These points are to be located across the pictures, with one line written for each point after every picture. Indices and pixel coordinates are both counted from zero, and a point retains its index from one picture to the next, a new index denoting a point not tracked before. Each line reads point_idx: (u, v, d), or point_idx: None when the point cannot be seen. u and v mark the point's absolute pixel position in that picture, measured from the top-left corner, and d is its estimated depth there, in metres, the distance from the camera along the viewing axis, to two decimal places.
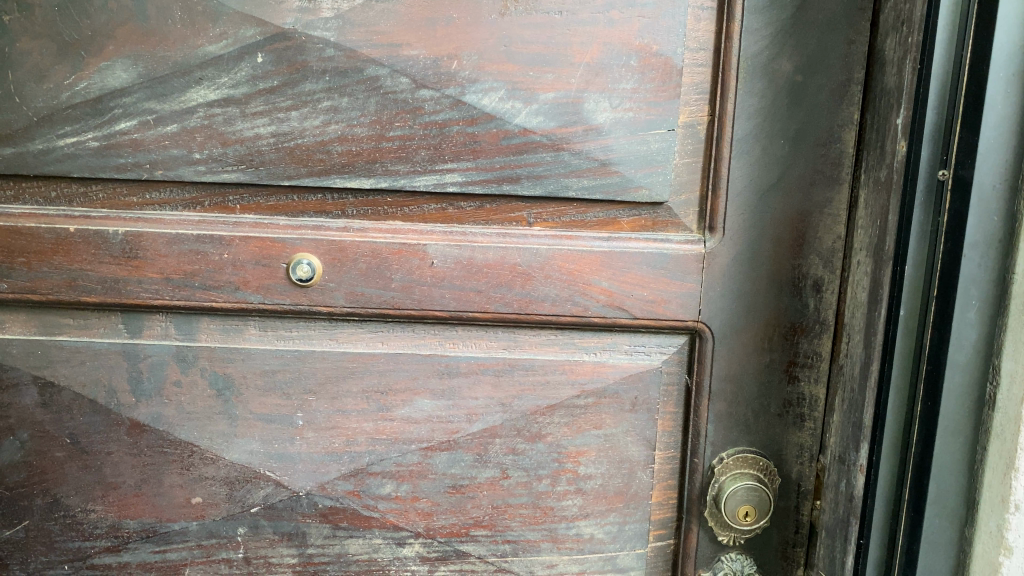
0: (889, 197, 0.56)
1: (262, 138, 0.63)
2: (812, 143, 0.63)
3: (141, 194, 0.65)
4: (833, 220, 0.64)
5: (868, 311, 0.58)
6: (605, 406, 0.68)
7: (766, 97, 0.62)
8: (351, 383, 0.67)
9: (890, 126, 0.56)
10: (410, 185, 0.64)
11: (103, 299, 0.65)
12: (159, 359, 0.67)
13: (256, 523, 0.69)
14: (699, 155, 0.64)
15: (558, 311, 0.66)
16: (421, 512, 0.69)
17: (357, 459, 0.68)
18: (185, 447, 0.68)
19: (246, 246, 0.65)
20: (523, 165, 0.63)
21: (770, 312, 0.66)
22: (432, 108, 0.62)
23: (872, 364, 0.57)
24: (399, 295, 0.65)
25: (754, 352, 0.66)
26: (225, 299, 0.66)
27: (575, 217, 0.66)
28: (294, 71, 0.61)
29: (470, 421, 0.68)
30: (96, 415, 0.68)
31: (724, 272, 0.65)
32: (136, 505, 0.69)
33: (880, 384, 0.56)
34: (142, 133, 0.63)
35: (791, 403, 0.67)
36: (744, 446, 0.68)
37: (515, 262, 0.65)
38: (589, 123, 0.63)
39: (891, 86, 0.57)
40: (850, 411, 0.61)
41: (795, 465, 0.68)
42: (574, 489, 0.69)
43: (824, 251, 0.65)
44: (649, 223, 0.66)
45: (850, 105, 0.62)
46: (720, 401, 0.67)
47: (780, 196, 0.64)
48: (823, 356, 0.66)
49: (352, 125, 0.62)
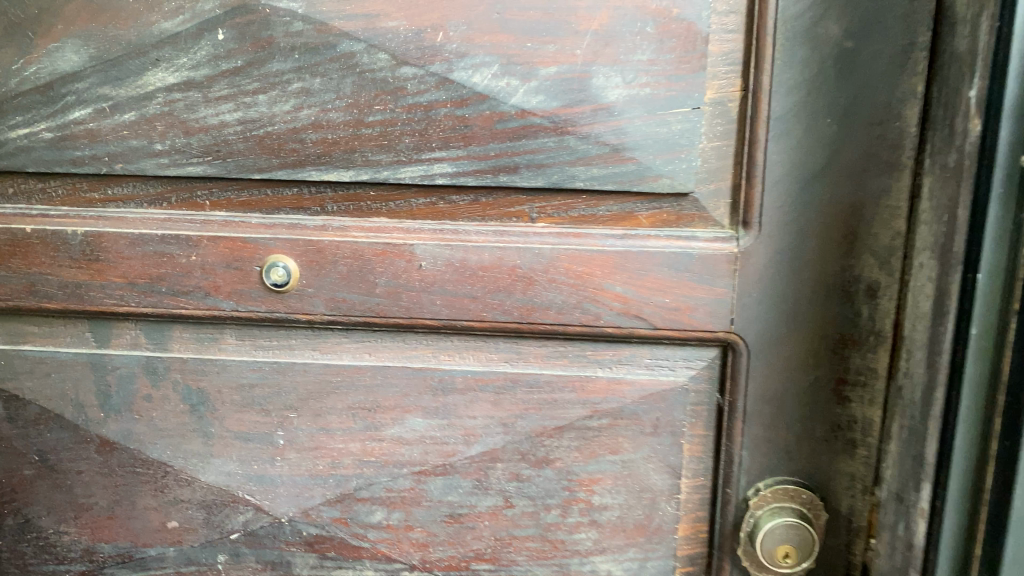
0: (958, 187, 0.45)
1: (228, 126, 0.56)
2: (864, 122, 0.53)
3: (103, 189, 0.59)
4: (891, 214, 0.53)
5: (931, 325, 0.48)
6: (621, 428, 0.59)
7: (809, 68, 0.52)
8: (335, 399, 0.60)
9: (959, 99, 0.46)
10: (394, 177, 0.56)
11: (65, 306, 0.60)
12: (128, 370, 0.61)
13: (237, 551, 0.63)
14: (731, 137, 0.54)
15: (566, 320, 0.57)
16: (416, 543, 0.62)
17: (343, 483, 0.61)
18: (158, 468, 0.62)
19: (215, 247, 0.58)
20: (522, 152, 0.55)
21: (815, 321, 0.56)
22: (415, 88, 0.54)
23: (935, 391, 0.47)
24: (385, 302, 0.58)
25: (796, 368, 0.57)
26: (195, 306, 0.59)
27: (583, 212, 0.57)
28: (260, 48, 0.54)
29: (468, 443, 0.60)
30: (64, 431, 0.62)
31: (759, 275, 0.55)
32: (110, 528, 0.64)
33: (944, 416, 0.46)
34: (99, 123, 0.56)
35: (840, 427, 0.58)
36: (784, 475, 0.59)
37: (515, 264, 0.57)
38: (598, 102, 0.54)
39: (962, 51, 0.46)
40: (909, 443, 0.51)
41: (845, 498, 0.58)
42: (587, 520, 0.61)
43: (879, 251, 0.54)
44: (672, 218, 0.56)
45: (912, 74, 0.52)
46: (756, 424, 0.58)
47: (826, 185, 0.54)
48: (879, 374, 0.56)
49: (327, 110, 0.55)
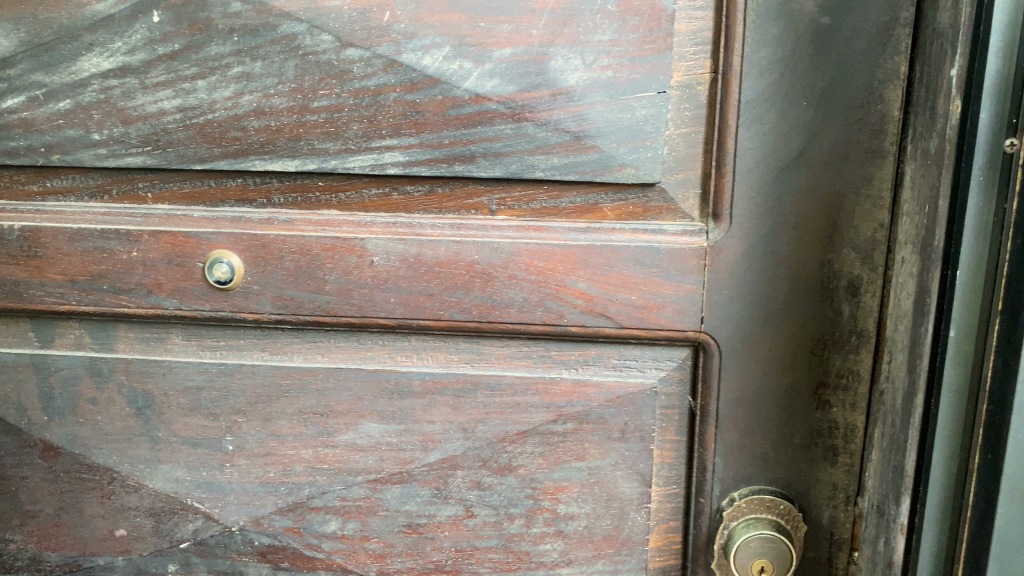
0: (938, 175, 0.42)
1: (167, 114, 0.53)
2: (843, 105, 0.49)
3: (41, 182, 0.56)
4: (873, 205, 0.50)
5: (913, 325, 0.44)
6: (588, 434, 0.55)
7: (784, 47, 0.48)
8: (286, 403, 0.57)
9: (942, 79, 0.42)
10: (343, 167, 0.53)
11: (3, 305, 0.57)
12: (71, 372, 0.58)
13: (188, 561, 0.60)
14: (701, 123, 0.51)
15: (527, 320, 0.54)
16: (373, 554, 0.58)
17: (295, 491, 0.58)
18: (104, 473, 0.59)
19: (157, 242, 0.55)
20: (477, 140, 0.51)
21: (793, 320, 0.52)
22: (362, 71, 0.50)
23: (915, 397, 0.43)
24: (335, 300, 0.54)
25: (773, 371, 0.53)
26: (137, 305, 0.56)
27: (546, 203, 0.53)
28: (197, 31, 0.51)
29: (425, 449, 0.57)
30: (6, 435, 0.59)
31: (732, 271, 0.52)
32: (57, 536, 0.61)
33: (924, 424, 0.42)
34: (33, 112, 0.54)
35: (820, 434, 0.54)
36: (761, 485, 0.55)
37: (472, 260, 0.53)
38: (558, 86, 0.50)
39: (944, 26, 0.43)
40: (890, 453, 0.47)
41: (826, 509, 0.55)
42: (553, 531, 0.57)
43: (861, 245, 0.51)
44: (639, 210, 0.53)
45: (894, 54, 0.48)
46: (731, 430, 0.54)
47: (803, 174, 0.50)
48: (862, 376, 0.52)
49: (270, 96, 0.52)
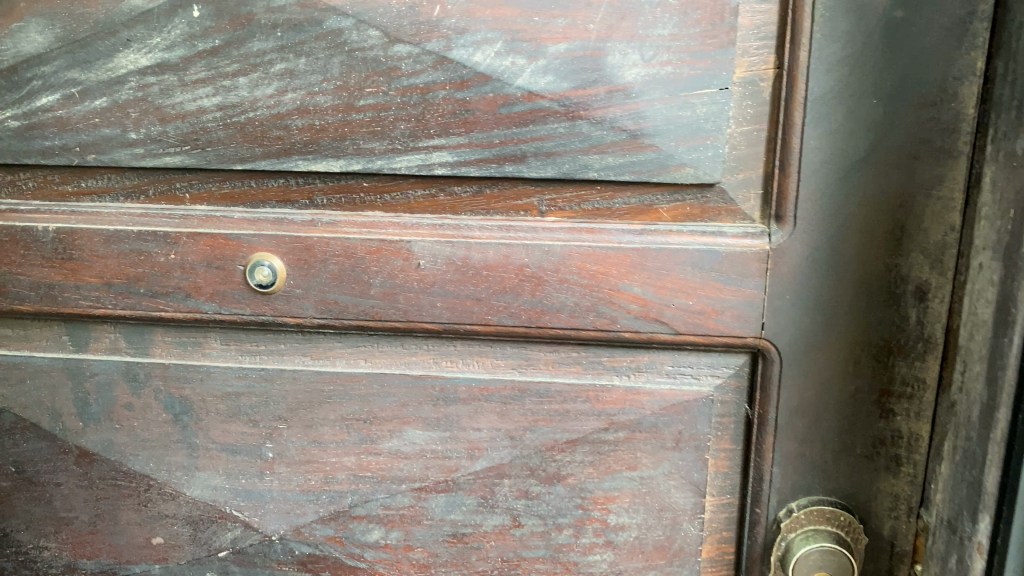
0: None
1: (207, 112, 0.51)
2: (915, 103, 0.47)
3: (75, 182, 0.54)
4: (944, 206, 0.48)
5: (997, 334, 0.43)
6: (640, 443, 0.54)
7: (853, 42, 0.46)
8: (328, 409, 0.55)
9: None
10: (389, 167, 0.51)
11: (38, 309, 0.55)
12: (106, 377, 0.57)
13: (225, 570, 0.59)
14: (763, 121, 0.49)
15: (578, 325, 0.52)
16: (416, 563, 0.57)
17: (337, 500, 0.56)
18: (140, 481, 0.58)
19: (196, 245, 0.53)
20: (529, 139, 0.49)
21: (857, 326, 0.50)
22: (410, 68, 0.48)
23: (1000, 410, 0.43)
24: (380, 304, 0.53)
25: (834, 378, 0.51)
26: (176, 309, 0.54)
27: (599, 204, 0.51)
28: (239, 26, 0.49)
29: (472, 458, 0.55)
30: (41, 440, 0.58)
31: (793, 275, 0.50)
32: (92, 544, 0.60)
33: (1013, 440, 0.41)
34: (68, 110, 0.52)
35: (883, 442, 0.52)
36: (819, 495, 0.53)
37: (522, 263, 0.51)
38: (614, 82, 0.48)
39: None
40: (965, 467, 0.46)
41: (887, 520, 0.53)
42: (602, 541, 0.56)
43: (930, 248, 0.49)
44: (696, 211, 0.51)
45: (971, 48, 0.46)
46: (789, 439, 0.53)
47: (871, 173, 0.48)
48: (929, 384, 0.50)
49: (313, 93, 0.50)
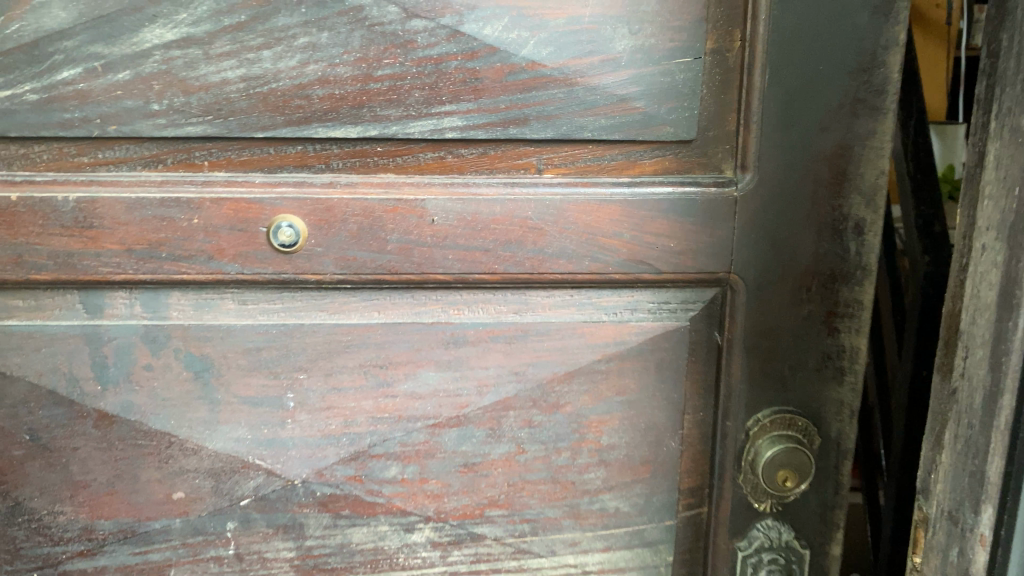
0: (1016, 171, 0.49)
1: (230, 83, 0.55)
2: (853, 69, 0.56)
3: (92, 153, 0.56)
4: (876, 155, 0.58)
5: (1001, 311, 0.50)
6: (628, 370, 0.62)
7: (803, 18, 0.55)
8: (346, 358, 0.60)
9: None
10: (403, 132, 0.56)
11: (55, 277, 0.57)
12: (125, 341, 0.59)
13: (247, 517, 0.63)
14: (728, 86, 0.58)
15: (575, 269, 0.59)
16: (431, 494, 0.63)
17: (357, 441, 0.61)
18: (162, 438, 0.61)
19: (219, 209, 0.57)
20: (531, 104, 0.56)
21: (808, 258, 0.60)
22: (425, 41, 0.54)
23: (1003, 397, 0.50)
24: (396, 258, 0.58)
25: (790, 303, 0.61)
26: (198, 271, 0.58)
27: (590, 161, 0.58)
28: (264, 3, 0.53)
29: (481, 394, 0.61)
30: (57, 407, 0.60)
31: (757, 216, 0.59)
32: (110, 504, 0.62)
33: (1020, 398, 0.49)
34: (90, 83, 0.54)
35: (830, 357, 0.62)
36: (780, 405, 0.63)
37: (526, 216, 0.58)
38: (606, 53, 0.55)
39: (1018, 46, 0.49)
40: (972, 454, 0.53)
41: (835, 422, 0.63)
42: (596, 460, 0.63)
43: (866, 190, 0.59)
44: (673, 166, 0.59)
45: (895, 23, 0.55)
46: (754, 358, 0.62)
47: (819, 129, 0.57)
48: (865, 304, 0.61)
49: (334, 65, 0.54)
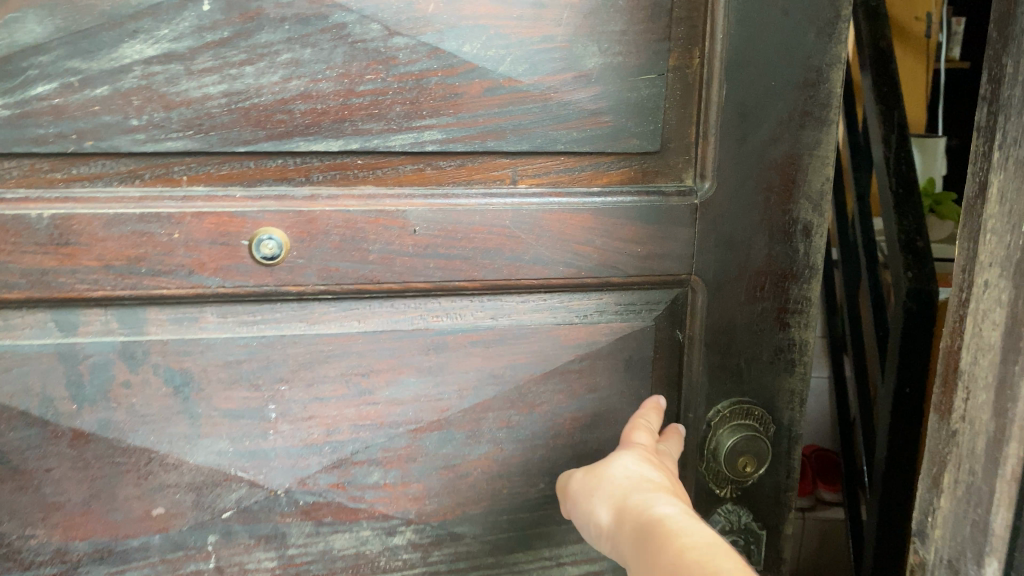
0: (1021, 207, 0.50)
1: (212, 99, 0.55)
2: (801, 85, 0.61)
3: (67, 169, 0.55)
4: (821, 163, 0.63)
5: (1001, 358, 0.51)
6: (600, 368, 0.65)
7: (757, 37, 0.59)
8: (328, 367, 0.61)
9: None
10: (384, 145, 0.58)
11: (28, 295, 0.56)
12: (102, 358, 0.58)
13: (229, 529, 0.63)
14: (688, 100, 0.61)
15: (549, 275, 0.62)
16: (412, 497, 0.65)
17: (339, 449, 0.62)
18: (140, 455, 0.60)
19: (200, 223, 0.57)
20: (508, 118, 0.59)
21: (762, 259, 0.64)
22: (407, 58, 0.56)
23: (1007, 445, 0.50)
24: (378, 268, 0.60)
25: (746, 302, 0.65)
26: (178, 285, 0.58)
27: (562, 172, 0.61)
28: (248, 19, 0.54)
29: (460, 397, 0.63)
30: (29, 429, 0.58)
31: (716, 222, 0.63)
32: (85, 525, 0.61)
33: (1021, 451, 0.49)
34: (65, 98, 0.53)
35: (782, 350, 0.67)
36: (737, 397, 0.67)
37: (504, 225, 0.61)
38: (579, 69, 0.58)
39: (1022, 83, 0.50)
40: (975, 503, 0.54)
41: (786, 410, 0.68)
42: (570, 456, 0.66)
43: (813, 195, 0.64)
44: (638, 175, 0.62)
45: (837, 43, 0.61)
46: (714, 353, 0.66)
47: (772, 139, 0.62)
48: (813, 301, 0.66)
49: (317, 80, 0.56)
